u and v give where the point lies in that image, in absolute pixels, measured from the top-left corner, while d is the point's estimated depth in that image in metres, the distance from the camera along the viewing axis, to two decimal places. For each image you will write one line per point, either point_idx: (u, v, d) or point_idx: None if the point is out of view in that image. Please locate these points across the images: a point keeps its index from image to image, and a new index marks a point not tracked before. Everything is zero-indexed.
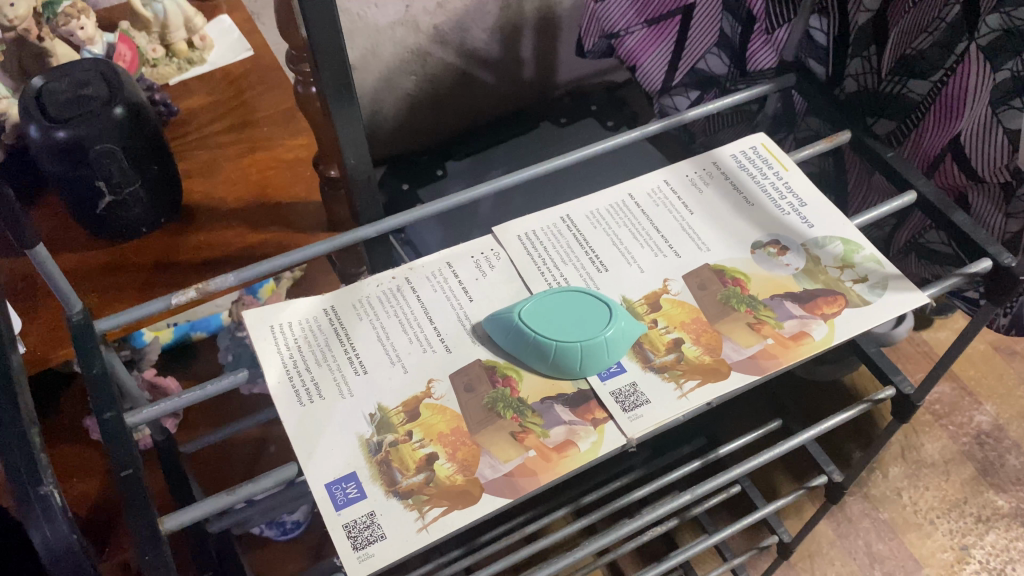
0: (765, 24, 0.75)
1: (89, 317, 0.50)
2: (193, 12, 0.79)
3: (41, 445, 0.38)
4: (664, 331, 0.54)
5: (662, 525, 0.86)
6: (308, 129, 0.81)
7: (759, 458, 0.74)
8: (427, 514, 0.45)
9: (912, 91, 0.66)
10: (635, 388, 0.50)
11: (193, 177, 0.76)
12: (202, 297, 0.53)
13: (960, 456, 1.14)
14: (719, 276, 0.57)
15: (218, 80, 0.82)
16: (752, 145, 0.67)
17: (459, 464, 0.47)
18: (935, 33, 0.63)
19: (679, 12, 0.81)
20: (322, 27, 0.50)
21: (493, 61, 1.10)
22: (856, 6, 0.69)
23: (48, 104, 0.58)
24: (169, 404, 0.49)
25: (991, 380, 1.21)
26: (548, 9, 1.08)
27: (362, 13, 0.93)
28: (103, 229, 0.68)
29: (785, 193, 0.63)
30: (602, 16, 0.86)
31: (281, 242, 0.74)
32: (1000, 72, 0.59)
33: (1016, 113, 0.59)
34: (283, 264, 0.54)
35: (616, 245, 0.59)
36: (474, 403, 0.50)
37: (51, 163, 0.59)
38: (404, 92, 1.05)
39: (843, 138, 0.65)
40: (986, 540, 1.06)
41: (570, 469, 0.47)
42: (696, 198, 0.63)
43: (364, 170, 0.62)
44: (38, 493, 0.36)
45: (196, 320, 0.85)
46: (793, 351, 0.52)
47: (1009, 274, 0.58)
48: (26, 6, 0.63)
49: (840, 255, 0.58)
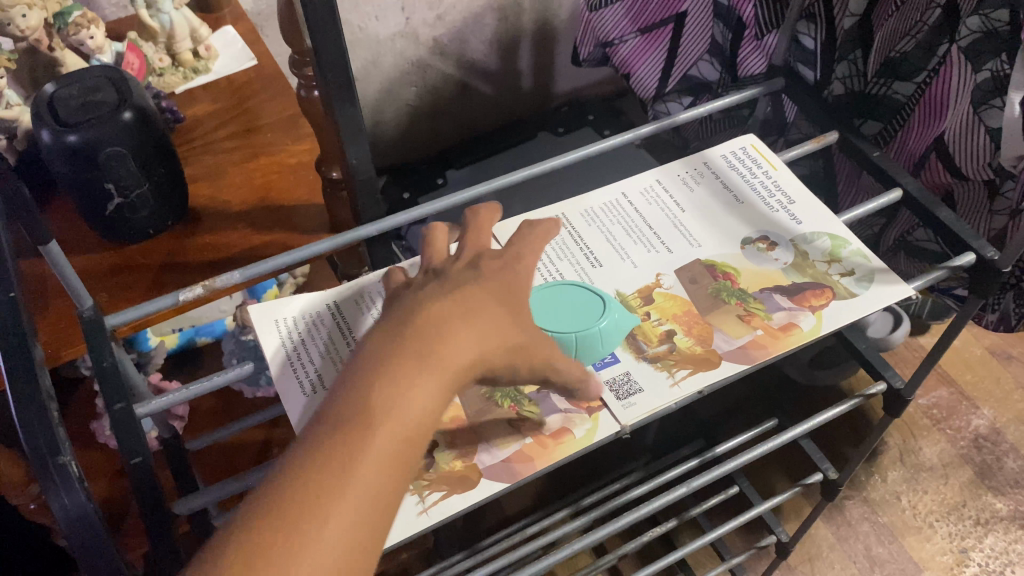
0: (754, 31, 0.77)
1: (99, 314, 0.50)
2: (199, 22, 0.81)
3: (57, 419, 0.40)
4: (656, 323, 0.55)
5: (661, 526, 0.87)
6: (312, 134, 0.83)
7: (753, 452, 0.76)
8: (428, 497, 0.46)
9: (897, 91, 0.69)
10: (628, 377, 0.52)
11: (199, 181, 0.78)
12: (209, 293, 0.55)
13: (958, 460, 1.15)
14: (710, 270, 0.59)
15: (223, 88, 0.84)
16: (741, 145, 0.68)
17: (459, 451, 0.49)
18: (918, 36, 0.65)
19: (673, 20, 0.84)
20: (324, 30, 0.52)
21: (493, 72, 1.12)
22: (841, 11, 0.70)
23: (60, 108, 0.60)
24: (177, 395, 0.51)
25: (988, 384, 1.22)
26: (545, 21, 1.10)
27: (363, 24, 0.95)
28: (111, 231, 0.70)
29: (775, 191, 0.65)
30: (596, 25, 0.90)
31: (284, 244, 0.76)
32: (981, 73, 0.60)
33: (996, 112, 0.60)
34: (286, 261, 0.56)
35: (611, 242, 0.61)
36: (473, 394, 0.52)
37: (62, 165, 0.61)
38: (405, 102, 1.08)
39: (831, 138, 0.67)
40: (985, 543, 1.07)
41: (565, 455, 0.48)
42: (687, 196, 0.64)
43: (365, 170, 0.64)
44: (56, 462, 0.38)
45: (200, 325, 0.86)
46: (783, 341, 0.53)
47: (991, 267, 0.59)
48: (38, 17, 0.65)
49: (828, 249, 0.60)
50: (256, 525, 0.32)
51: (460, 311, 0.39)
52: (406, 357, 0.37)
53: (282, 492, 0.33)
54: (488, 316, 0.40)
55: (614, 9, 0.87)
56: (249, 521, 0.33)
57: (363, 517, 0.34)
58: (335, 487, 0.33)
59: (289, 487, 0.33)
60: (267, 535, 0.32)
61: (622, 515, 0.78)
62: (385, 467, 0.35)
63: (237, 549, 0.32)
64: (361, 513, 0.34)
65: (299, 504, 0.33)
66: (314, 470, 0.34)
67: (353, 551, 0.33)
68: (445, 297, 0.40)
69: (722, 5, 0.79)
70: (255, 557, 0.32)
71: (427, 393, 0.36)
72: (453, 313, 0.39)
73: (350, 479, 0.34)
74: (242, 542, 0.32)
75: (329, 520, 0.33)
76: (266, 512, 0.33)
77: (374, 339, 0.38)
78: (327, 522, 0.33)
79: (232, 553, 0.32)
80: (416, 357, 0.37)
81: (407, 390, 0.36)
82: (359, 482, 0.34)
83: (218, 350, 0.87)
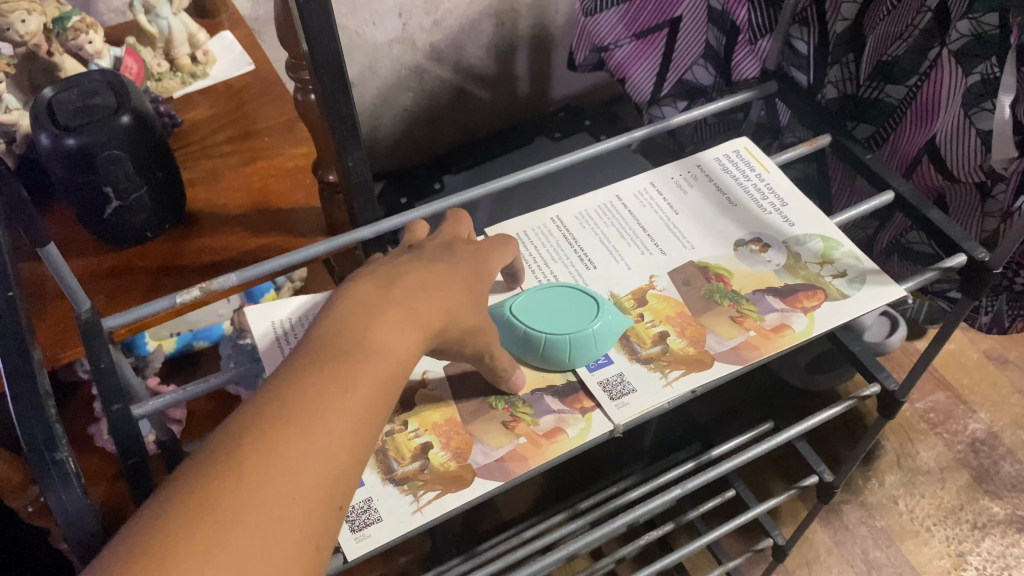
0: (748, 35, 0.78)
1: (96, 315, 0.50)
2: (197, 28, 0.82)
3: (54, 416, 0.41)
4: (650, 324, 0.56)
5: (658, 529, 0.86)
6: (309, 138, 0.83)
7: (748, 454, 0.76)
8: (422, 497, 0.47)
9: (890, 95, 0.69)
10: (622, 377, 0.52)
11: (197, 185, 0.78)
12: (205, 295, 0.55)
13: (955, 464, 1.15)
14: (703, 272, 0.59)
15: (221, 93, 0.85)
16: (734, 148, 0.69)
17: (453, 452, 0.49)
18: (909, 40, 0.65)
19: (666, 25, 0.85)
20: (319, 34, 0.53)
21: (489, 77, 1.13)
22: (834, 16, 0.71)
23: (58, 112, 0.61)
24: (173, 396, 0.51)
25: (984, 388, 1.22)
26: (541, 27, 1.11)
27: (360, 30, 0.95)
28: (109, 233, 0.70)
29: (767, 194, 0.65)
30: (591, 30, 0.90)
31: (281, 246, 0.76)
32: (971, 76, 0.61)
33: (987, 114, 0.61)
34: (282, 263, 0.57)
35: (605, 244, 0.61)
36: (467, 394, 0.52)
37: (61, 169, 0.62)
38: (402, 107, 1.08)
39: (824, 141, 0.67)
40: (982, 546, 1.07)
41: (559, 455, 0.49)
42: (680, 198, 0.65)
43: (361, 173, 0.64)
44: (53, 458, 0.40)
45: (198, 330, 0.87)
46: (775, 342, 0.54)
47: (982, 268, 0.59)
48: (37, 22, 0.66)
49: (820, 251, 0.60)
50: (259, 426, 0.34)
51: (435, 278, 0.43)
52: (390, 303, 0.40)
53: (284, 400, 0.35)
54: (456, 286, 0.44)
55: (610, 13, 0.88)
56: (253, 422, 0.34)
57: (358, 433, 0.35)
58: (335, 401, 0.35)
59: (290, 396, 0.35)
60: (273, 434, 0.33)
61: (618, 517, 0.78)
62: (377, 390, 0.37)
63: (242, 445, 0.33)
64: (356, 428, 0.35)
65: (302, 411, 0.34)
66: (314, 383, 0.35)
67: (346, 464, 0.35)
68: (418, 264, 0.44)
69: (717, 9, 0.81)
70: (266, 443, 0.33)
71: (408, 336, 0.39)
72: (429, 277, 0.43)
73: (349, 395, 0.36)
74: (247, 438, 0.33)
75: (330, 429, 0.34)
76: (269, 415, 0.34)
77: (357, 286, 0.41)
78: (328, 430, 0.34)
79: (237, 450, 0.33)
80: (398, 305, 0.40)
81: (392, 330, 0.39)
82: (356, 399, 0.36)
83: (215, 354, 0.87)
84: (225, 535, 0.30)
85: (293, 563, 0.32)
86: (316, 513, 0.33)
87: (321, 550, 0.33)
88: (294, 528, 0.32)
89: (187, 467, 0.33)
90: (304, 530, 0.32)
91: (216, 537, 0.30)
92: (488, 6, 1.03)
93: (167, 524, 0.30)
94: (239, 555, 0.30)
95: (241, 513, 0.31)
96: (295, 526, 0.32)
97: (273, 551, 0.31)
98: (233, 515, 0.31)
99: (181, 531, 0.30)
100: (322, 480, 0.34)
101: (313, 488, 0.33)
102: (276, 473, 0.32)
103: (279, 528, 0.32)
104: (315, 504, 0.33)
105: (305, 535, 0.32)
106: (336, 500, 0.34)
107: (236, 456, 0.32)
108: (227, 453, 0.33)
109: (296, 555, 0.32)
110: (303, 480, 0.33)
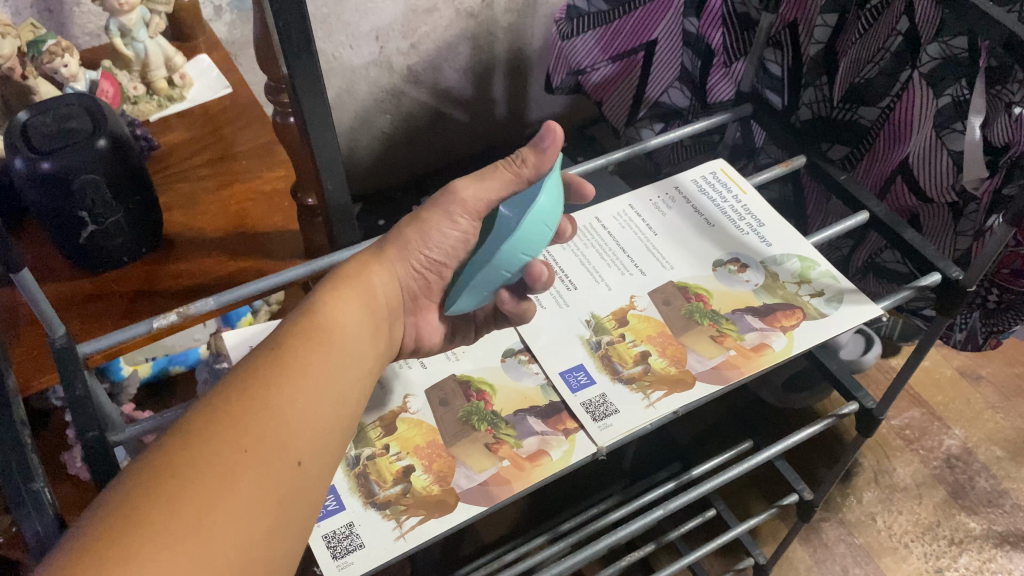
0: (723, 58, 0.82)
1: (72, 341, 0.48)
2: (174, 51, 0.82)
3: (30, 445, 0.43)
4: (631, 344, 0.56)
5: (642, 551, 0.83)
6: (286, 162, 0.83)
7: (727, 473, 0.76)
8: (405, 523, 0.47)
9: (863, 117, 0.71)
10: (604, 399, 0.52)
11: (173, 210, 0.78)
12: (182, 321, 0.54)
13: (932, 480, 1.15)
14: (682, 292, 0.59)
15: (197, 116, 0.84)
16: (711, 170, 0.70)
17: (435, 475, 0.49)
18: (880, 62, 0.67)
19: (642, 49, 0.86)
20: (298, 56, 0.53)
21: (466, 100, 1.13)
22: (807, 39, 0.74)
23: (33, 136, 0.60)
24: (151, 421, 0.50)
25: (958, 404, 1.23)
26: (518, 52, 1.11)
27: (337, 53, 0.95)
28: (85, 258, 0.70)
29: (744, 214, 0.66)
30: (569, 53, 0.90)
31: (258, 271, 0.76)
32: (942, 98, 0.63)
33: (958, 135, 0.63)
34: (260, 288, 0.56)
35: (584, 264, 0.62)
36: (448, 421, 0.52)
37: (34, 194, 0.61)
38: (379, 129, 1.08)
39: (799, 161, 0.67)
40: (959, 562, 1.07)
41: (542, 478, 0.49)
42: (659, 219, 0.65)
43: (341, 198, 0.64)
44: (29, 489, 0.42)
45: (174, 354, 0.85)
46: (755, 361, 0.54)
47: (956, 287, 0.60)
48: (11, 45, 0.65)
49: (797, 271, 0.61)
50: (219, 404, 0.36)
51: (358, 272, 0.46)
52: (325, 296, 0.43)
53: (243, 384, 0.37)
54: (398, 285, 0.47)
55: (586, 37, 0.89)
56: (204, 402, 0.36)
57: (306, 398, 0.38)
58: (289, 382, 0.38)
59: (237, 376, 0.37)
60: (232, 413, 0.35)
61: (598, 541, 0.76)
62: (318, 365, 0.40)
63: (204, 420, 0.35)
64: (303, 393, 0.38)
65: (254, 388, 0.37)
66: (253, 364, 0.38)
67: (300, 425, 0.37)
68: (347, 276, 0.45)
69: (693, 33, 0.84)
70: (222, 415, 0.35)
71: (348, 329, 0.43)
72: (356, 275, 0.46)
73: (291, 369, 0.39)
74: (201, 414, 0.35)
75: (277, 397, 0.37)
76: (216, 392, 0.36)
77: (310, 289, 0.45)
78: (273, 395, 0.37)
79: (191, 423, 0.35)
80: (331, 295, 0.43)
81: (340, 324, 0.42)
82: (300, 368, 0.39)
83: (191, 379, 0.86)
84: (192, 492, 0.32)
85: (254, 516, 0.34)
86: (275, 479, 0.35)
87: (286, 505, 0.36)
88: (249, 486, 0.34)
89: (151, 447, 0.34)
90: (265, 488, 0.35)
91: (180, 497, 0.32)
92: (464, 29, 1.03)
93: (128, 488, 0.32)
94: (207, 509, 0.32)
95: (202, 471, 0.33)
96: (252, 478, 0.34)
97: (232, 505, 0.33)
98: (191, 474, 0.33)
99: (141, 492, 0.32)
100: (274, 438, 0.36)
101: (265, 447, 0.35)
102: (229, 434, 0.35)
103: (236, 482, 0.34)
104: (270, 459, 0.35)
105: (264, 493, 0.35)
106: (295, 457, 0.37)
107: (193, 431, 0.34)
108: (179, 426, 0.35)
109: (256, 512, 0.34)
110: (254, 440, 0.35)
